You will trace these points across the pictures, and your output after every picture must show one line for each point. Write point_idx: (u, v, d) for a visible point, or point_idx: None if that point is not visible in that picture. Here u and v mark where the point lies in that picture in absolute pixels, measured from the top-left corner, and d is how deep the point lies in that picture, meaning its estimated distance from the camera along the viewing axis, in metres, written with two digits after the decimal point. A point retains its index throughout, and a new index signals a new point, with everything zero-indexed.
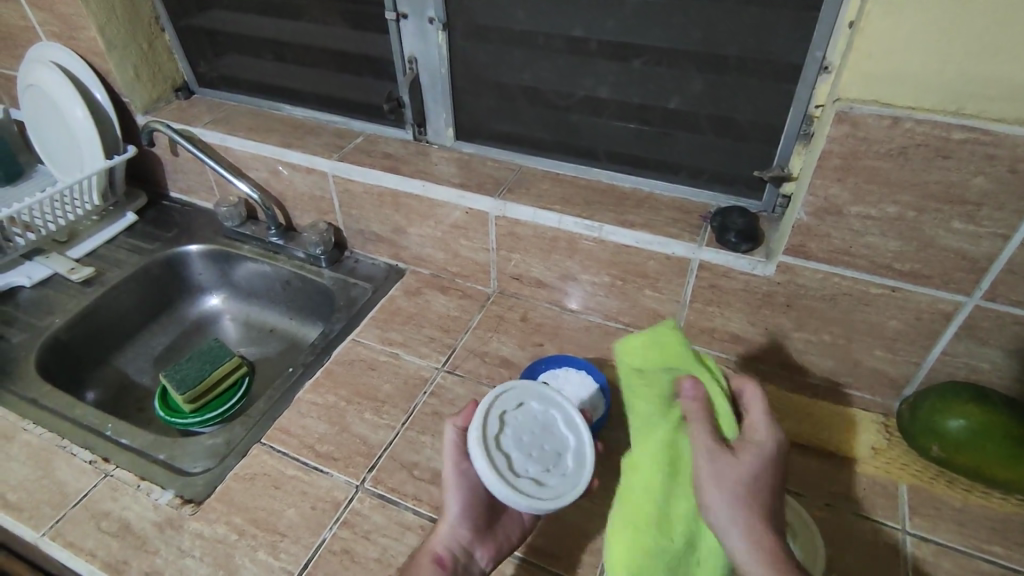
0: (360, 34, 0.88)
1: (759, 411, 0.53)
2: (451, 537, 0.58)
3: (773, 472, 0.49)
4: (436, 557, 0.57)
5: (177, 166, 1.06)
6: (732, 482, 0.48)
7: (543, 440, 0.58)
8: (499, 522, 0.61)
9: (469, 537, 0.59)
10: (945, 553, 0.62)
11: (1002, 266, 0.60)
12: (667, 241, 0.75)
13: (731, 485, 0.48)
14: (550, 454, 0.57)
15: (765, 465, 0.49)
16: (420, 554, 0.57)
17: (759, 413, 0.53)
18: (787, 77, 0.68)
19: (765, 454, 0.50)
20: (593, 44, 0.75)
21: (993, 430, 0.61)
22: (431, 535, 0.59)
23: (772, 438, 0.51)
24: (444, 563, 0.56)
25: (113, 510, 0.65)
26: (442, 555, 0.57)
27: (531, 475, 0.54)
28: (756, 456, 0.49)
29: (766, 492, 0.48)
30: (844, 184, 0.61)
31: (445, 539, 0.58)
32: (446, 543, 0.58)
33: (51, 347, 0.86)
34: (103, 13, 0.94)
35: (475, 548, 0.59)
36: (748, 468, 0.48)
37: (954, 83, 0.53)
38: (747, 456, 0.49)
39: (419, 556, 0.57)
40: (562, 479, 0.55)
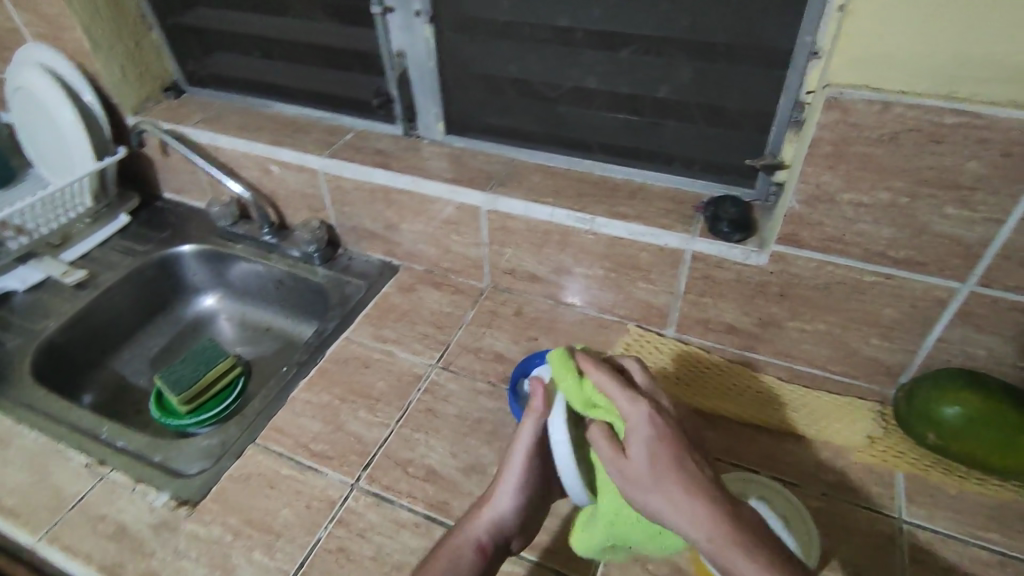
0: (347, 29, 0.87)
1: (614, 385, 0.51)
2: (497, 526, 0.56)
3: (673, 451, 0.48)
4: (478, 544, 0.55)
5: (168, 166, 1.06)
6: (656, 482, 0.46)
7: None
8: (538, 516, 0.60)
9: (512, 529, 0.57)
10: (941, 541, 0.62)
11: (997, 251, 0.59)
12: (659, 232, 0.74)
13: (641, 476, 0.47)
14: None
15: (665, 448, 0.48)
16: (463, 537, 0.55)
17: (618, 397, 0.51)
18: (778, 64, 0.67)
19: (655, 433, 0.48)
20: (581, 34, 0.74)
21: (989, 417, 0.61)
22: (476, 516, 0.56)
23: (638, 412, 0.50)
24: (485, 552, 0.55)
25: (109, 513, 0.65)
26: (484, 543, 0.55)
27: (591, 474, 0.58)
28: (644, 441, 0.48)
29: (688, 470, 0.47)
30: (835, 171, 0.60)
31: (490, 528, 0.56)
32: (492, 531, 0.56)
33: (46, 350, 0.86)
34: (89, 13, 0.93)
35: (512, 539, 0.57)
36: (656, 463, 0.47)
37: (944, 67, 0.52)
38: (632, 448, 0.48)
39: (459, 541, 0.55)
40: None
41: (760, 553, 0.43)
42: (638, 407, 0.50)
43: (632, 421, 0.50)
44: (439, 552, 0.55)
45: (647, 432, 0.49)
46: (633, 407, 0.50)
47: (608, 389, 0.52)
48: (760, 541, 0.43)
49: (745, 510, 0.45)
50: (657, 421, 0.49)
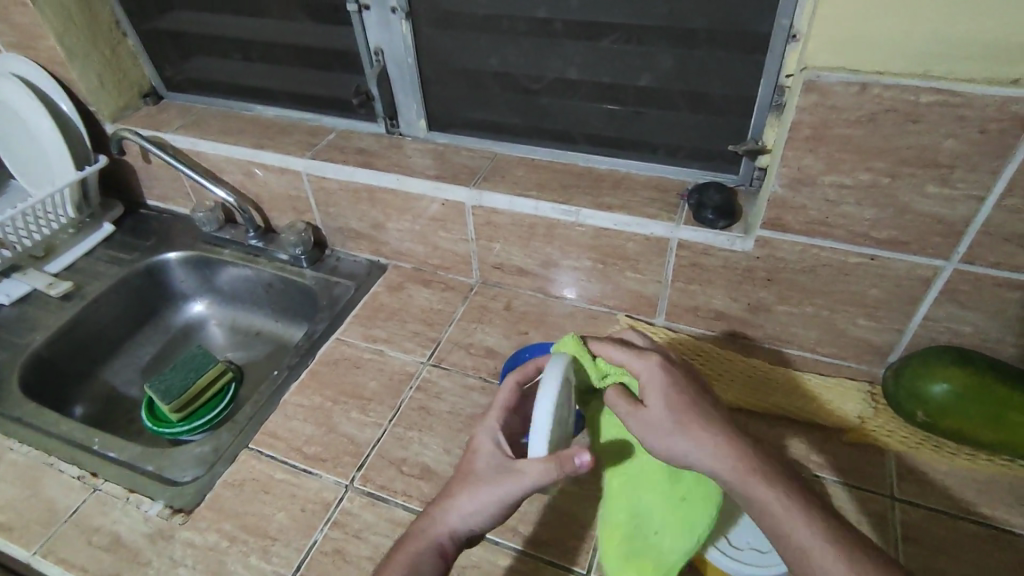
0: (324, 28, 0.86)
1: (625, 352, 0.55)
2: (463, 531, 0.52)
3: (685, 399, 0.51)
4: (440, 548, 0.51)
5: (150, 173, 1.05)
6: (676, 431, 0.50)
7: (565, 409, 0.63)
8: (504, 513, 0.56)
9: (477, 531, 0.52)
10: (933, 516, 0.62)
11: (979, 228, 0.59)
12: (644, 221, 0.74)
13: (663, 424, 0.50)
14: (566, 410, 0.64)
15: (679, 397, 0.51)
16: (426, 539, 0.51)
17: (624, 356, 0.55)
18: (756, 49, 0.66)
19: (669, 383, 0.52)
20: (559, 25, 0.73)
21: (976, 393, 0.61)
22: (442, 516, 0.51)
23: (648, 366, 0.53)
24: (445, 555, 0.51)
25: (103, 525, 0.65)
26: (445, 546, 0.51)
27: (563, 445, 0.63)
28: (661, 393, 0.52)
29: (707, 416, 0.50)
30: (816, 153, 0.60)
31: (453, 533, 0.51)
32: (459, 533, 0.52)
33: (34, 364, 0.85)
34: (61, 21, 0.92)
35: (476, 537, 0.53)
36: (676, 412, 0.50)
37: (918, 47, 0.52)
38: (652, 401, 0.52)
39: (420, 545, 0.51)
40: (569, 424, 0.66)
41: (778, 488, 0.46)
42: (649, 360, 0.53)
43: (646, 381, 0.53)
44: (398, 548, 0.51)
45: (661, 384, 0.52)
46: (645, 363, 0.54)
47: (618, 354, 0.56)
48: (775, 469, 0.47)
49: (760, 445, 0.49)
50: (666, 369, 0.53)
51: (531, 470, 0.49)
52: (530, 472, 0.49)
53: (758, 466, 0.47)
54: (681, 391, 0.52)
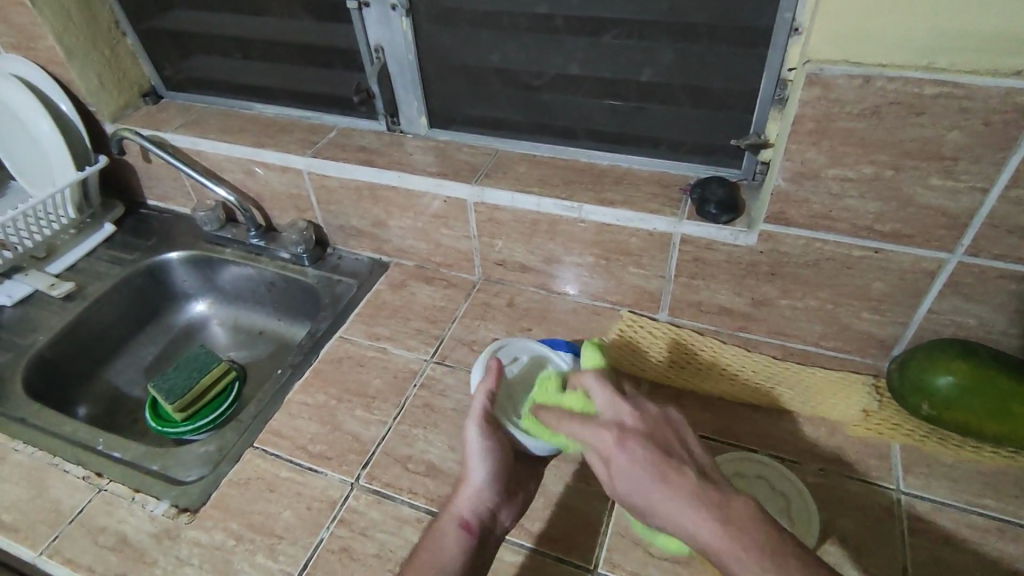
0: (324, 26, 0.86)
1: (575, 425, 0.52)
2: (475, 504, 0.58)
3: (647, 474, 0.47)
4: (463, 524, 0.57)
5: (151, 173, 1.04)
6: (649, 503, 0.47)
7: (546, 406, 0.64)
8: (519, 486, 0.62)
9: (494, 501, 0.59)
10: (938, 509, 0.62)
11: (983, 220, 0.59)
12: (647, 217, 0.74)
13: (638, 498, 0.48)
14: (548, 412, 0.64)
15: (641, 468, 0.48)
16: (446, 520, 0.57)
17: (583, 431, 0.52)
18: (759, 42, 0.66)
19: (626, 453, 0.49)
20: (560, 20, 0.73)
21: (980, 385, 0.61)
22: (454, 499, 0.59)
23: (603, 442, 0.50)
24: (469, 528, 0.57)
25: (109, 525, 0.65)
26: (468, 519, 0.57)
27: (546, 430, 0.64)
28: (621, 465, 0.49)
29: (669, 484, 0.46)
30: (819, 147, 0.60)
31: (472, 504, 0.58)
32: (473, 508, 0.58)
33: (37, 365, 0.85)
34: (60, 21, 0.91)
35: (499, 511, 0.59)
36: (640, 483, 0.47)
37: (923, 39, 0.52)
38: (617, 475, 0.49)
39: (444, 521, 0.57)
40: None
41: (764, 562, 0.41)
42: (602, 436, 0.50)
43: (607, 454, 0.50)
44: (424, 539, 0.57)
45: (620, 458, 0.49)
46: (601, 436, 0.51)
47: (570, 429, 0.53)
48: (757, 538, 0.42)
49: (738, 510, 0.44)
50: (624, 444, 0.49)
51: (479, 406, 0.61)
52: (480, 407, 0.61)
53: (737, 539, 0.42)
54: (642, 464, 0.48)
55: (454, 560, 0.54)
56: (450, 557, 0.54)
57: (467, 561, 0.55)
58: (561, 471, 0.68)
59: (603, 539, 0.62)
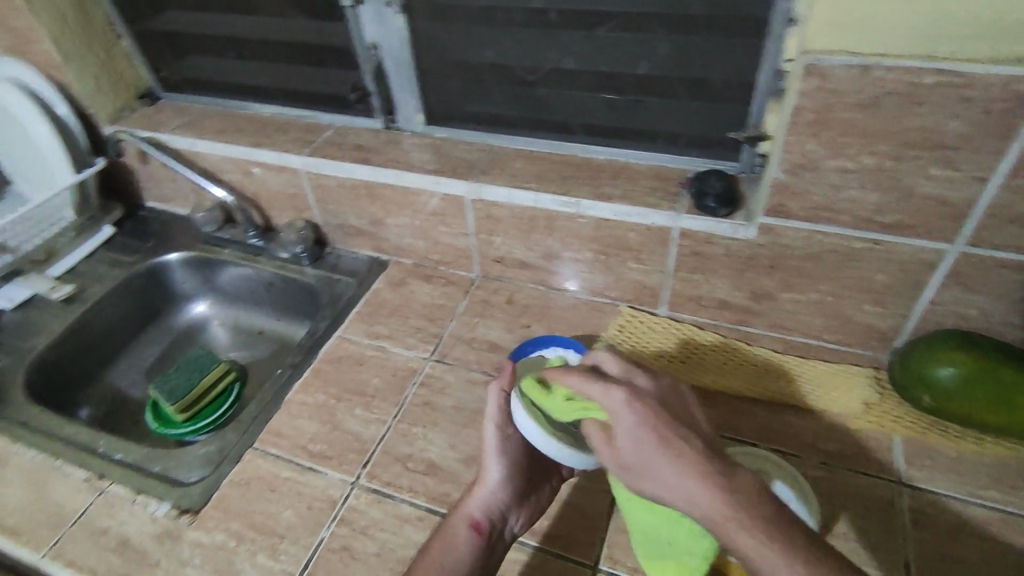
0: (319, 24, 0.86)
1: (579, 382, 0.47)
2: (486, 504, 0.59)
3: (659, 432, 0.43)
4: (474, 524, 0.57)
5: (149, 174, 1.04)
6: (646, 468, 0.43)
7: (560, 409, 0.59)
8: (535, 491, 0.62)
9: (507, 504, 0.59)
10: (941, 501, 0.62)
11: (983, 210, 0.59)
12: (645, 211, 0.73)
13: (642, 463, 0.43)
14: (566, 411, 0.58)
15: (651, 431, 0.43)
16: (457, 518, 0.58)
17: (593, 391, 0.46)
18: (756, 34, 0.66)
19: (636, 413, 0.44)
20: (555, 15, 0.73)
21: (982, 376, 0.61)
22: (468, 499, 0.59)
23: (614, 401, 0.45)
24: (479, 528, 0.57)
25: (111, 526, 0.66)
26: (478, 520, 0.58)
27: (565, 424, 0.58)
28: (626, 422, 0.44)
29: (682, 453, 0.42)
30: (817, 138, 0.60)
31: (483, 504, 0.59)
32: (485, 508, 0.58)
33: (38, 367, 0.85)
34: (55, 23, 0.91)
35: (510, 513, 0.59)
36: (643, 449, 0.43)
37: (922, 27, 0.51)
38: (619, 435, 0.44)
39: (455, 522, 0.58)
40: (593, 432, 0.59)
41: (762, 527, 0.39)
42: (612, 394, 0.45)
43: (614, 411, 0.45)
44: (435, 537, 0.58)
45: (625, 418, 0.44)
46: (608, 393, 0.45)
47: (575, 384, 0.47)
48: (755, 507, 0.40)
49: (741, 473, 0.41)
50: (635, 404, 0.44)
51: (494, 409, 0.60)
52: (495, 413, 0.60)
53: (742, 505, 0.40)
54: (655, 427, 0.43)
55: (463, 560, 0.55)
56: (459, 556, 0.55)
57: (474, 559, 0.56)
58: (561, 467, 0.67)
59: (604, 535, 0.61)
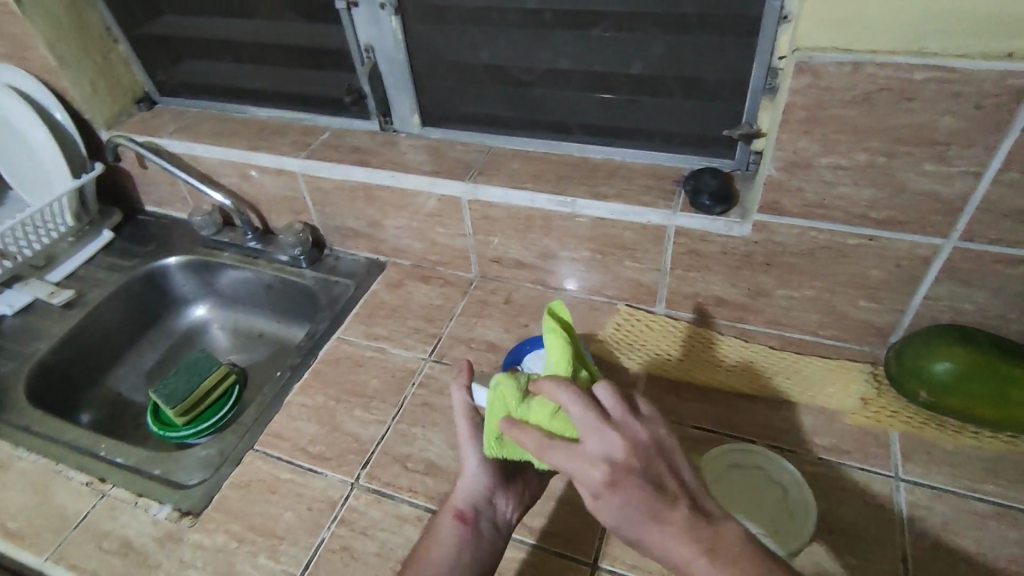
0: (314, 27, 0.86)
1: (559, 457, 0.44)
2: (469, 494, 0.58)
3: (643, 508, 0.41)
4: (458, 514, 0.57)
5: (147, 179, 1.05)
6: (637, 540, 0.41)
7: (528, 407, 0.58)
8: (520, 473, 0.61)
9: (491, 489, 0.59)
10: (939, 495, 0.62)
11: (977, 205, 0.59)
12: (641, 210, 0.74)
13: (629, 533, 0.42)
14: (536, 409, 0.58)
15: (636, 510, 0.41)
16: (444, 514, 0.58)
17: (569, 464, 0.44)
18: (748, 32, 0.66)
19: (622, 492, 0.42)
20: (549, 15, 0.73)
21: (977, 370, 0.61)
22: (452, 492, 0.59)
23: (594, 476, 0.43)
24: (464, 517, 0.57)
25: (113, 529, 0.66)
26: (463, 509, 0.57)
27: None
28: (613, 502, 0.42)
29: (673, 529, 0.40)
30: (811, 135, 0.60)
31: (467, 495, 0.58)
32: (470, 498, 0.58)
33: (39, 372, 0.86)
34: (52, 29, 0.92)
35: (497, 499, 0.59)
36: (634, 528, 0.41)
37: (913, 23, 0.52)
38: (607, 517, 0.42)
39: (442, 517, 0.58)
40: None
41: None
42: (591, 471, 0.43)
43: (594, 488, 0.43)
44: (424, 535, 0.57)
45: (610, 495, 0.42)
46: (590, 471, 0.43)
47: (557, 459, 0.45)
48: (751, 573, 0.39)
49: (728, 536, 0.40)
50: (616, 483, 0.42)
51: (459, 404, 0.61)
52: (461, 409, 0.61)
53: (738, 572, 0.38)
54: (639, 503, 0.41)
55: (452, 551, 0.55)
56: (446, 548, 0.55)
57: (462, 550, 0.55)
58: (559, 466, 0.68)
59: (603, 533, 0.62)
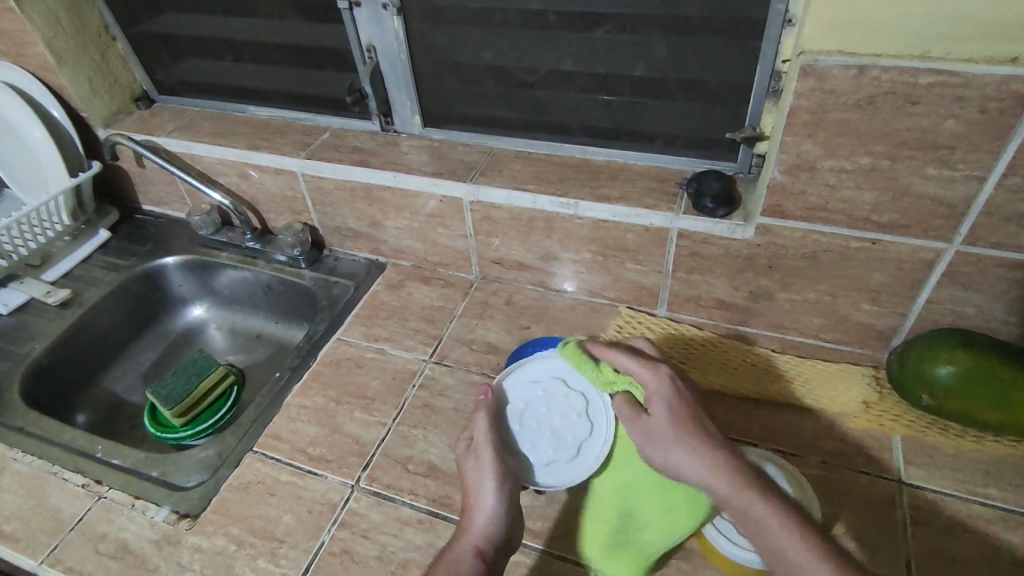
0: (315, 26, 0.85)
1: (630, 362, 0.61)
2: (482, 530, 0.56)
3: (688, 409, 0.57)
4: (478, 553, 0.55)
5: (145, 178, 1.04)
6: (673, 434, 0.56)
7: (562, 413, 0.64)
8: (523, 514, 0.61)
9: (505, 529, 0.57)
10: (941, 499, 0.62)
11: (980, 209, 0.59)
12: (644, 212, 0.73)
13: (669, 429, 0.56)
14: (570, 413, 0.64)
15: (677, 414, 0.57)
16: (457, 550, 0.55)
17: (637, 366, 0.61)
18: (753, 35, 0.66)
19: (670, 399, 0.58)
20: (552, 17, 0.73)
21: (978, 373, 0.61)
22: (466, 527, 0.57)
23: (658, 377, 0.60)
24: (484, 556, 0.55)
25: (110, 532, 0.65)
26: (481, 547, 0.55)
27: (558, 394, 0.65)
28: (661, 405, 0.58)
29: (704, 436, 0.55)
30: (814, 139, 0.60)
31: (485, 533, 0.56)
32: (486, 536, 0.56)
33: (35, 372, 0.85)
34: (50, 27, 0.91)
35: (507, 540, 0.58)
36: (674, 430, 0.56)
37: (918, 28, 0.52)
38: (653, 414, 0.58)
39: (458, 552, 0.55)
40: (579, 412, 0.65)
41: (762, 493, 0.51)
42: (659, 373, 0.60)
43: (656, 387, 0.59)
44: (437, 567, 0.54)
45: (667, 391, 0.59)
46: (651, 373, 0.60)
47: (627, 365, 0.62)
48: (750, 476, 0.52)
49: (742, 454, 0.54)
50: (677, 383, 0.59)
51: (484, 436, 0.61)
52: (482, 436, 0.61)
53: (741, 473, 0.52)
54: (684, 402, 0.58)
55: None
56: None
57: None
58: None
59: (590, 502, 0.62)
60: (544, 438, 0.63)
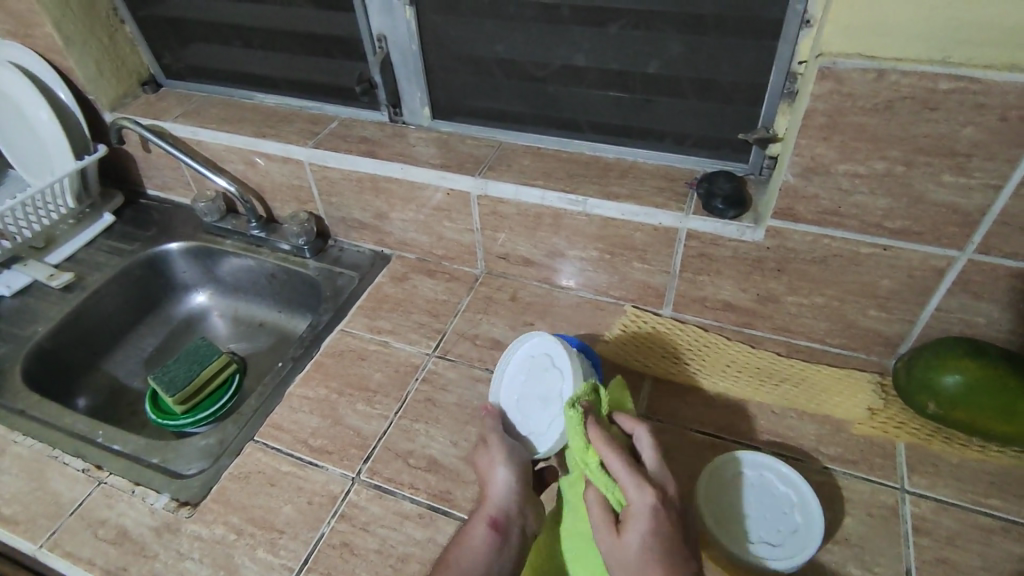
0: (325, 14, 0.85)
1: (622, 471, 0.52)
2: (494, 503, 0.58)
3: (666, 545, 0.49)
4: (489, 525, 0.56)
5: (150, 162, 1.03)
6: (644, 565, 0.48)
7: (536, 378, 0.65)
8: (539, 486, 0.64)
9: (518, 500, 0.58)
10: (944, 509, 0.62)
11: (995, 218, 0.58)
12: (652, 211, 0.73)
13: (637, 559, 0.48)
14: (541, 372, 0.64)
15: (654, 550, 0.48)
16: (471, 523, 0.57)
17: (625, 475, 0.52)
18: (769, 35, 0.65)
19: (654, 528, 0.49)
20: (565, 11, 0.72)
21: (985, 382, 0.61)
22: (480, 503, 0.59)
23: (642, 500, 0.51)
24: (496, 527, 0.56)
25: (109, 517, 0.65)
26: (494, 518, 0.57)
27: (530, 364, 0.66)
28: (640, 531, 0.49)
29: None
30: (830, 142, 0.59)
31: (498, 506, 0.58)
32: (499, 508, 0.57)
33: (37, 355, 0.85)
34: (58, 8, 0.90)
35: (524, 511, 0.59)
36: (642, 563, 0.48)
37: (941, 32, 0.51)
38: (627, 536, 0.50)
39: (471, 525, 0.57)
40: (551, 367, 0.64)
41: None
42: (645, 495, 0.51)
43: (640, 505, 0.50)
44: (453, 543, 0.56)
45: (651, 520, 0.50)
46: (638, 493, 0.51)
47: (614, 469, 0.52)
48: None
49: None
50: (661, 514, 0.50)
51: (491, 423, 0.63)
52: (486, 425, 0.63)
53: None
54: (667, 533, 0.49)
55: (481, 560, 0.54)
56: (477, 557, 0.54)
57: (492, 558, 0.55)
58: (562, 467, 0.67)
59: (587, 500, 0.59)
60: (538, 412, 0.63)
